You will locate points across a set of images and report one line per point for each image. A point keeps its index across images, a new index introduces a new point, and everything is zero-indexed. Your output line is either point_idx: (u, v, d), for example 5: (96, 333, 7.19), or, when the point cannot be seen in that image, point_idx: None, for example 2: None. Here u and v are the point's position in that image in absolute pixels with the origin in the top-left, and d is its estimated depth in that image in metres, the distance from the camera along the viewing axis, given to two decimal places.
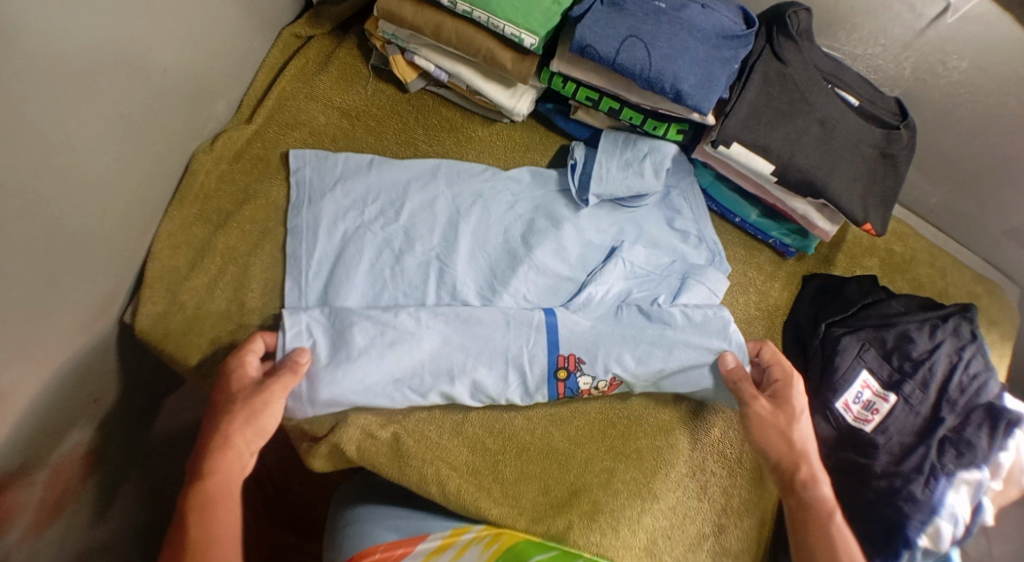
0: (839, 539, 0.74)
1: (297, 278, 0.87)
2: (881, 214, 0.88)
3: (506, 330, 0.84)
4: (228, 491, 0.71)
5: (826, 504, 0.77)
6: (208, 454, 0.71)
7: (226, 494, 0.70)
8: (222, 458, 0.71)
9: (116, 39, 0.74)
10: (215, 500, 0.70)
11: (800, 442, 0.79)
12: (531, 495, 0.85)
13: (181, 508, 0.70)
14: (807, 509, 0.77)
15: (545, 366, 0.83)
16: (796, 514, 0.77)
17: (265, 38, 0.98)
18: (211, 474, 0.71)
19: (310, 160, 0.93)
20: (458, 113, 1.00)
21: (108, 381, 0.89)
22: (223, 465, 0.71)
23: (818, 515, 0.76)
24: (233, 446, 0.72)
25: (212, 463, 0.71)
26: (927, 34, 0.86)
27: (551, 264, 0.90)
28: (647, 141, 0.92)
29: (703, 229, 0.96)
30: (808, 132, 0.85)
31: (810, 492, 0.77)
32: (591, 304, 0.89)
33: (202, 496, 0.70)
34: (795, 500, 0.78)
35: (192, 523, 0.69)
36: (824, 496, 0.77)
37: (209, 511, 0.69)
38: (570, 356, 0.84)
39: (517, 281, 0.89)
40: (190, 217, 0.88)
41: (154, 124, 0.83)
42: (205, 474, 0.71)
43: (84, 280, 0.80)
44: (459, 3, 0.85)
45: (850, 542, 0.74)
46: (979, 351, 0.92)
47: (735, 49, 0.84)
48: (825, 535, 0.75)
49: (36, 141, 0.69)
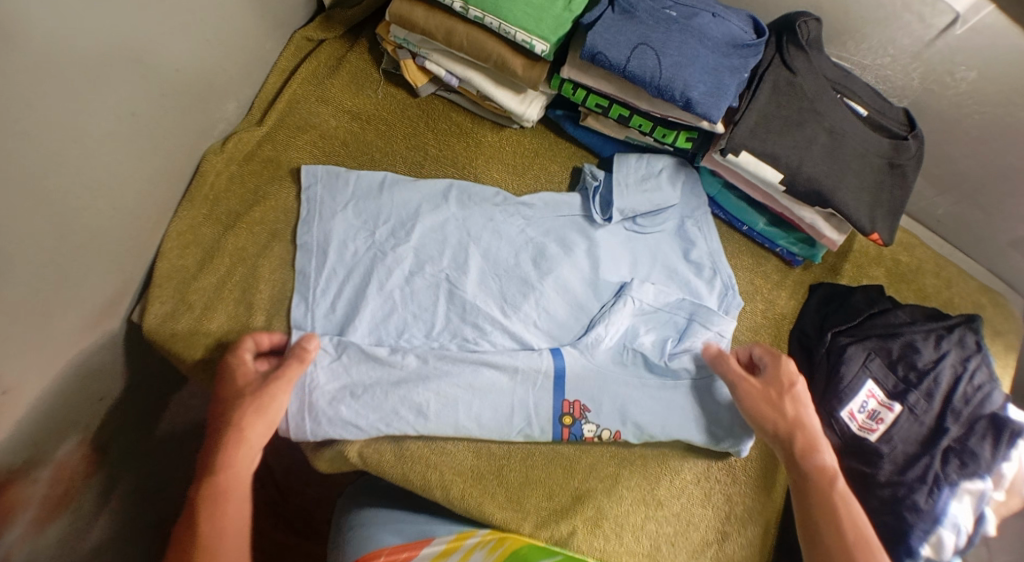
0: (844, 509, 0.76)
1: (304, 293, 0.87)
2: (889, 224, 0.88)
3: (515, 373, 0.84)
4: (239, 484, 0.72)
5: (827, 471, 0.79)
6: (218, 449, 0.72)
7: (235, 490, 0.72)
8: (234, 450, 0.72)
9: (129, 38, 0.75)
10: (225, 495, 0.71)
11: (794, 411, 0.81)
12: (535, 500, 0.85)
13: (191, 502, 0.71)
14: (808, 478, 0.79)
15: (551, 411, 0.85)
16: (799, 485, 0.79)
17: (276, 40, 0.99)
18: (223, 467, 0.72)
19: (321, 177, 0.92)
20: (468, 118, 1.01)
21: (114, 379, 0.89)
22: (234, 458, 0.72)
23: (818, 482, 0.78)
24: (245, 441, 0.73)
25: (223, 455, 0.72)
26: (936, 44, 0.87)
27: (554, 299, 0.90)
28: (660, 159, 0.95)
29: (719, 262, 0.95)
30: (816, 142, 0.85)
31: (811, 462, 0.79)
32: (599, 345, 0.88)
33: (215, 487, 0.71)
34: (797, 472, 0.80)
35: (202, 517, 0.70)
36: (823, 463, 0.79)
37: (221, 503, 0.71)
38: (575, 403, 0.85)
39: (527, 311, 0.89)
40: (199, 217, 0.89)
41: (163, 124, 0.84)
42: (216, 470, 0.72)
43: (93, 278, 0.80)
44: (471, 9, 0.86)
45: (854, 508, 0.77)
46: (983, 362, 0.92)
47: (745, 58, 0.84)
48: (826, 504, 0.77)
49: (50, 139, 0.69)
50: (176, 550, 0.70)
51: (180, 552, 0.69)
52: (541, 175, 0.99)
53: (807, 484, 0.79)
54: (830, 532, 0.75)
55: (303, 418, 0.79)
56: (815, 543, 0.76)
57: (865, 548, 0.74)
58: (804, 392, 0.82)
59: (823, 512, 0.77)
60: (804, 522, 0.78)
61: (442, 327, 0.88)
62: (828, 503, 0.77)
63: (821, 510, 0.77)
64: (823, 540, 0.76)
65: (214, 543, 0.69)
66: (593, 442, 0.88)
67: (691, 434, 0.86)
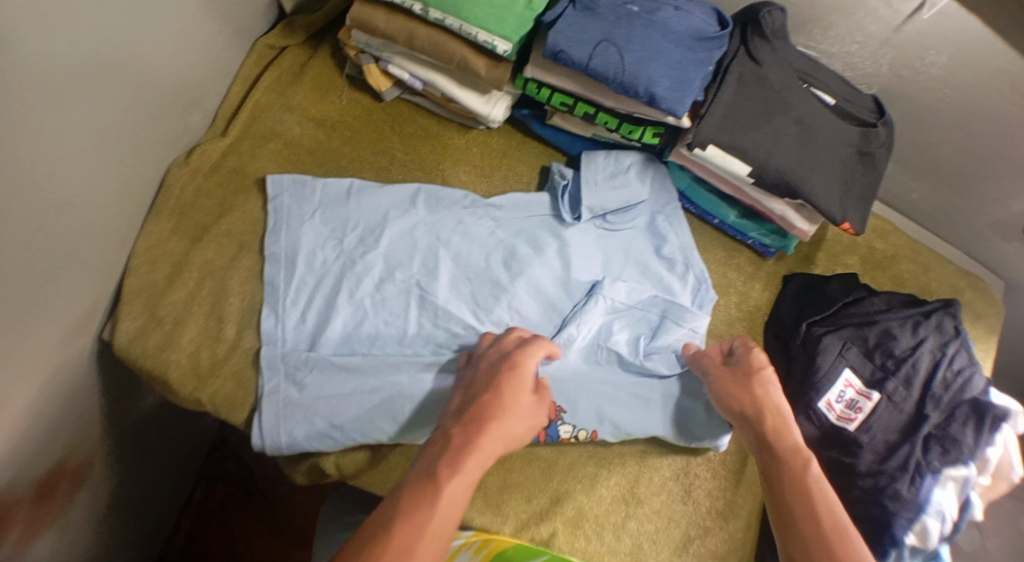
0: (817, 490, 0.71)
1: (274, 305, 0.87)
2: (861, 212, 0.87)
3: None
4: (464, 501, 0.63)
5: (800, 454, 0.74)
6: (467, 447, 0.66)
7: (449, 504, 0.62)
8: (473, 458, 0.65)
9: (89, 54, 0.73)
10: (444, 503, 0.62)
11: (764, 394, 0.78)
12: (514, 503, 0.85)
13: (420, 483, 0.63)
14: (779, 460, 0.74)
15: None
16: (768, 468, 0.75)
17: (238, 48, 0.97)
18: (460, 471, 0.64)
19: (287, 187, 0.91)
20: (434, 120, 1.00)
21: (90, 397, 0.88)
22: (471, 468, 0.65)
23: (790, 465, 0.73)
24: (482, 450, 0.66)
25: (460, 461, 0.65)
26: (904, 30, 0.86)
27: (527, 300, 0.90)
28: (629, 155, 0.95)
29: (691, 257, 0.94)
30: (785, 133, 0.85)
31: (783, 445, 0.75)
32: (572, 345, 0.88)
33: (443, 494, 0.62)
34: (768, 454, 0.75)
35: (416, 515, 0.60)
36: (794, 445, 0.75)
37: (452, 512, 0.62)
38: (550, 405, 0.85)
39: (498, 314, 0.89)
40: (168, 231, 0.88)
41: (127, 139, 0.82)
42: (456, 471, 0.64)
43: (64, 298, 0.79)
44: (431, 11, 0.85)
45: (828, 490, 0.71)
46: (962, 346, 0.92)
47: (710, 51, 0.83)
48: (798, 484, 0.72)
49: (22, 159, 0.68)
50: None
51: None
52: (509, 176, 0.99)
53: (778, 467, 0.74)
54: (804, 516, 0.69)
55: (279, 435, 0.82)
56: (787, 526, 0.70)
57: (843, 532, 0.67)
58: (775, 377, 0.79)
59: (793, 493, 0.71)
60: (775, 507, 0.72)
61: (414, 333, 0.88)
62: (800, 483, 0.72)
63: (792, 492, 0.71)
64: (796, 524, 0.69)
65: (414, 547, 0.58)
66: (570, 442, 0.88)
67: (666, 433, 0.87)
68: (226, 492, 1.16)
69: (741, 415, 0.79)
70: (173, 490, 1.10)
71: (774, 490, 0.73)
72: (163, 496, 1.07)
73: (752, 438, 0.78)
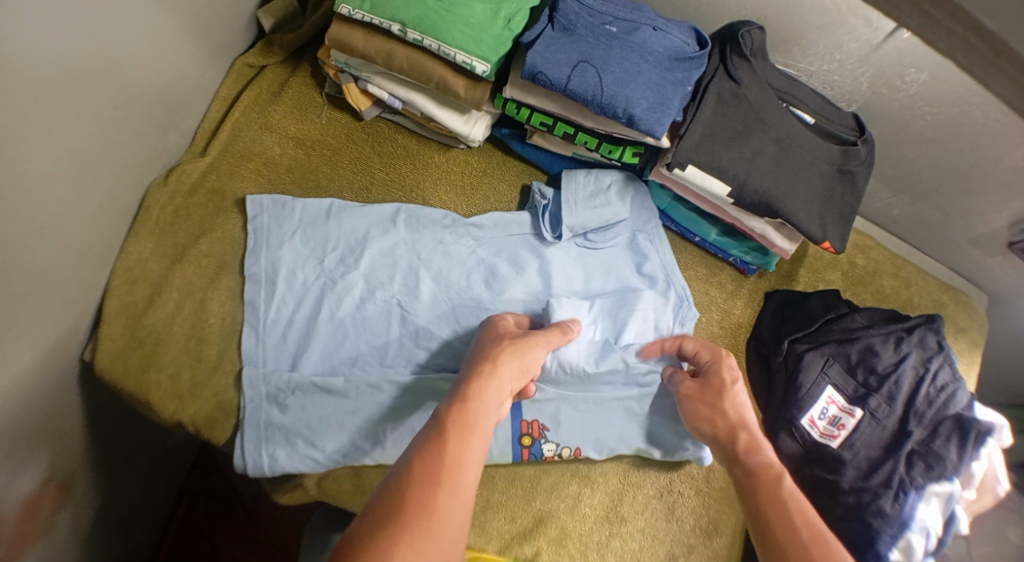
0: (792, 502, 0.68)
1: (253, 325, 0.87)
2: (840, 230, 0.88)
3: None
4: (487, 428, 0.67)
5: (772, 468, 0.72)
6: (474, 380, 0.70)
7: (475, 424, 0.66)
8: (488, 387, 0.70)
9: (58, 79, 0.72)
10: (469, 423, 0.65)
11: (735, 412, 0.77)
12: (497, 523, 0.85)
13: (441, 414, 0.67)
14: (753, 475, 0.72)
15: (510, 432, 0.86)
16: (742, 482, 0.72)
17: (216, 68, 0.97)
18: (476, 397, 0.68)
19: (267, 207, 0.91)
20: (415, 139, 1.00)
21: (72, 419, 0.87)
22: (487, 397, 0.69)
23: (763, 478, 0.71)
24: (498, 375, 0.71)
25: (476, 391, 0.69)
26: (883, 48, 0.85)
27: None
28: (609, 174, 0.95)
29: (672, 275, 0.95)
30: (763, 152, 0.85)
31: (755, 459, 0.74)
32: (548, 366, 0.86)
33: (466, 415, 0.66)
34: (740, 469, 0.74)
35: (448, 436, 0.64)
36: (768, 460, 0.73)
37: (480, 432, 0.66)
38: (533, 424, 0.86)
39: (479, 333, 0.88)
40: (146, 252, 0.87)
41: (103, 161, 0.81)
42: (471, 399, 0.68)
43: (42, 322, 0.78)
44: (409, 32, 0.85)
45: (806, 505, 0.68)
46: (945, 361, 0.92)
47: (688, 71, 0.83)
48: (773, 498, 0.69)
49: None
50: (410, 481, 0.59)
51: (411, 480, 0.59)
52: (491, 196, 0.99)
53: (750, 483, 0.72)
54: (779, 525, 0.67)
55: (260, 456, 0.82)
56: (763, 534, 0.67)
57: (820, 542, 0.65)
58: (745, 394, 0.79)
59: (769, 504, 0.69)
60: (753, 518, 0.69)
61: (395, 353, 0.88)
62: (775, 497, 0.69)
63: (768, 505, 0.69)
64: (773, 533, 0.66)
65: (452, 465, 0.61)
66: (553, 462, 0.88)
67: (649, 451, 0.88)
68: (209, 507, 1.15)
69: (713, 433, 0.78)
70: (156, 507, 1.09)
71: (745, 504, 0.71)
72: (146, 514, 1.06)
73: (723, 455, 0.76)
